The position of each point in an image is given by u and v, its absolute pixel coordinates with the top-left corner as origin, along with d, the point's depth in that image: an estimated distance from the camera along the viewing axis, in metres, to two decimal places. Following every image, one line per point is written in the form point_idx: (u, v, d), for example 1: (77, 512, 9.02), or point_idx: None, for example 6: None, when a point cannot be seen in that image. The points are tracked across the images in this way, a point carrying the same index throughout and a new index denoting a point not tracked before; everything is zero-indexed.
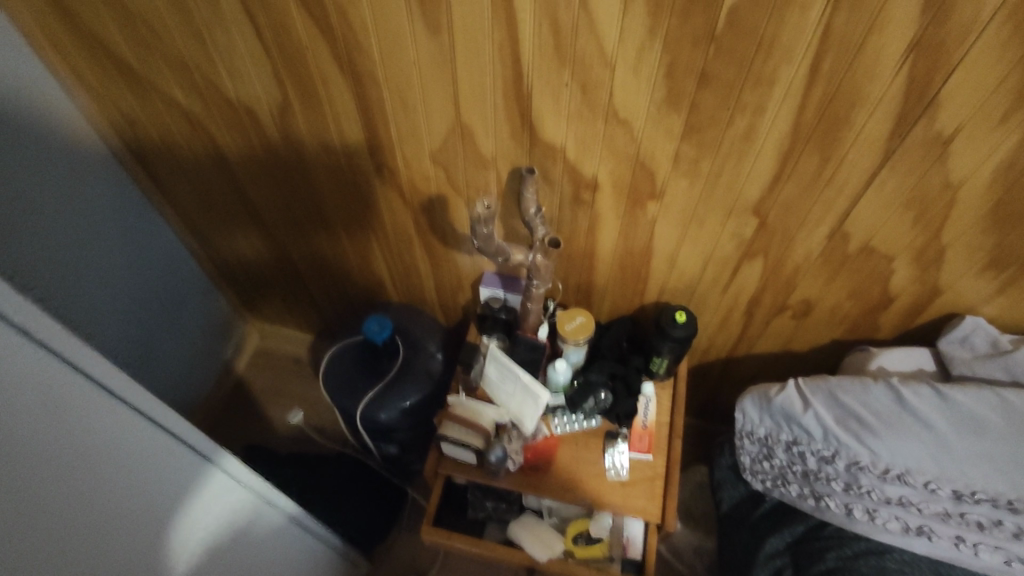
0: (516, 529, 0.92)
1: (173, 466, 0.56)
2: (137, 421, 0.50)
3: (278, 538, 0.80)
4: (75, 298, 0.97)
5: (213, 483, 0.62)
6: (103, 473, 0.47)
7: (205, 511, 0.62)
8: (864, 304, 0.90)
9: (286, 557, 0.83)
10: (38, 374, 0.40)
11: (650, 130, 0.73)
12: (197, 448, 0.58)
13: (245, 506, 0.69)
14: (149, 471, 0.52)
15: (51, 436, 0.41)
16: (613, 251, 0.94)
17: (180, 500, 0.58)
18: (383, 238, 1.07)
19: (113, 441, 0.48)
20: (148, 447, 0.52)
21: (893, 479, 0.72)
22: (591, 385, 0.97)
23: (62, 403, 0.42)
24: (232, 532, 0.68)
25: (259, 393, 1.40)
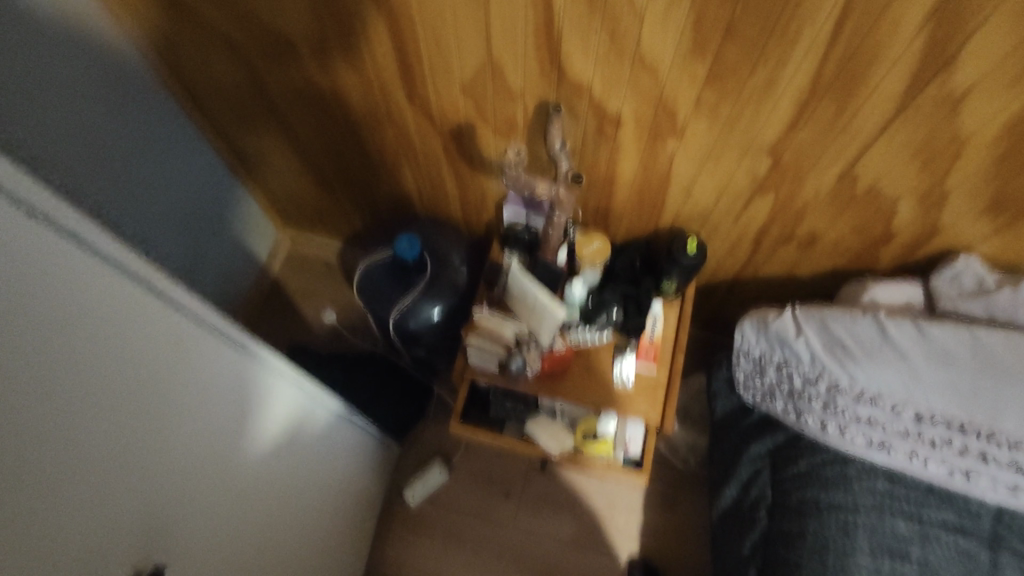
0: (532, 426, 1.05)
1: (240, 370, 0.67)
2: (210, 333, 0.61)
3: (319, 424, 0.90)
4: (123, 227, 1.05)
5: (271, 382, 0.74)
6: (191, 378, 0.58)
7: (253, 396, 0.70)
8: (866, 238, 0.95)
9: (335, 440, 0.97)
10: (136, 300, 0.50)
11: (674, 75, 0.75)
12: (255, 352, 0.70)
13: (291, 398, 0.80)
14: (197, 359, 0.59)
15: (151, 348, 0.52)
16: (633, 179, 0.98)
17: (230, 386, 0.65)
18: (412, 157, 1.11)
19: (164, 332, 0.54)
20: (219, 354, 0.63)
21: (866, 401, 0.82)
22: (604, 303, 1.04)
23: (156, 323, 0.52)
24: (293, 418, 0.81)
25: (296, 295, 1.51)
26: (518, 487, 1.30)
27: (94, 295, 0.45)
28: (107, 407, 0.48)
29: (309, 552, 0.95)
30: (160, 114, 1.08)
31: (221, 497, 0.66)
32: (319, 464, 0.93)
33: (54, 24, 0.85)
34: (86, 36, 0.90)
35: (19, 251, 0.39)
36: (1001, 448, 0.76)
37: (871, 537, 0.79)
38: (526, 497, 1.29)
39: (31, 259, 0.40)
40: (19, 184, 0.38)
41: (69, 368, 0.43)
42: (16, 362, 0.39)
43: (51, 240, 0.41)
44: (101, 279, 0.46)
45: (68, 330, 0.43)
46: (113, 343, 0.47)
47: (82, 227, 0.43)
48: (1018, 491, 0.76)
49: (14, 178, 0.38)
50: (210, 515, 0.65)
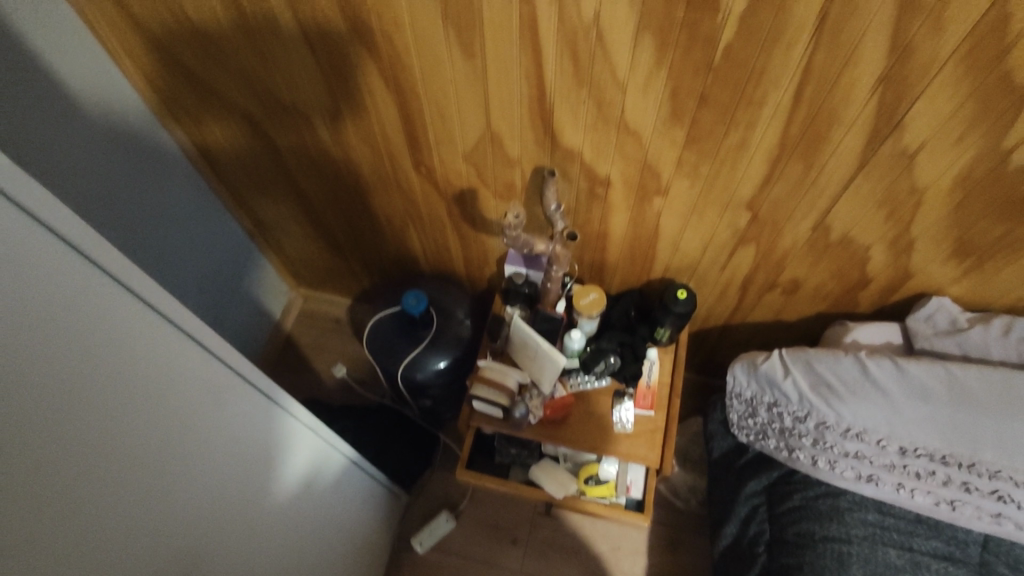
0: (536, 471, 1.09)
1: (265, 418, 0.72)
2: (241, 383, 0.66)
3: (334, 473, 0.94)
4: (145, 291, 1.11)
5: (292, 429, 0.79)
6: (222, 425, 0.63)
7: (276, 442, 0.75)
8: (845, 283, 1.02)
9: (348, 491, 1.01)
10: (180, 353, 0.56)
11: (656, 139, 0.83)
12: (279, 402, 0.75)
13: (309, 446, 0.84)
14: (229, 406, 0.64)
15: (190, 397, 0.57)
16: (624, 234, 1.05)
17: (255, 432, 0.70)
18: (419, 219, 1.19)
19: (202, 380, 0.59)
20: (247, 403, 0.68)
21: (852, 437, 0.87)
22: (602, 351, 1.10)
23: (195, 373, 0.58)
24: (310, 468, 0.85)
25: (305, 351, 1.56)
26: (524, 535, 1.31)
27: (147, 348, 0.51)
28: (150, 451, 0.53)
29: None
30: (188, 185, 1.17)
31: (243, 542, 0.70)
32: (332, 515, 0.95)
33: (95, 107, 0.94)
34: (124, 118, 1.00)
35: (95, 310, 0.45)
36: (982, 477, 0.80)
37: (865, 567, 0.82)
38: (532, 545, 1.31)
39: (102, 316, 0.46)
40: (101, 252, 0.45)
41: (123, 410, 0.49)
42: (82, 406, 0.44)
43: (120, 299, 0.48)
44: (154, 333, 0.52)
45: (124, 379, 0.49)
46: (158, 391, 0.53)
47: (145, 288, 0.50)
48: (1002, 518, 0.80)
49: (97, 248, 0.45)
50: (232, 559, 0.68)
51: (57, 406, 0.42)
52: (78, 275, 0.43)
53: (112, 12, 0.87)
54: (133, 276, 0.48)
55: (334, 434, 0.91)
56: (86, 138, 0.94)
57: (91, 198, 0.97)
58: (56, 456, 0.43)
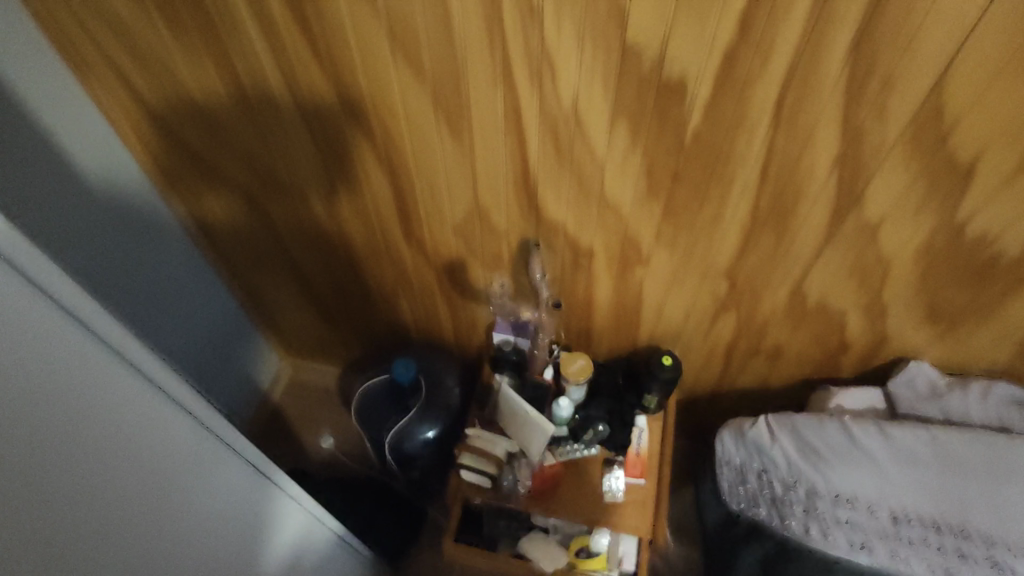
0: (525, 544, 1.07)
1: (253, 494, 0.71)
2: (232, 459, 0.65)
3: (317, 548, 0.91)
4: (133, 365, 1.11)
5: (278, 505, 0.77)
6: (202, 501, 0.62)
7: (257, 518, 0.73)
8: (826, 348, 1.04)
9: (329, 569, 0.97)
10: (172, 428, 0.55)
11: (635, 212, 0.88)
12: (270, 478, 0.73)
13: (294, 521, 0.81)
14: (212, 480, 0.63)
15: (173, 472, 0.57)
16: (609, 302, 1.08)
17: (237, 507, 0.68)
18: (409, 288, 1.21)
19: (188, 452, 0.58)
20: (235, 479, 0.67)
21: (843, 502, 0.86)
22: (590, 418, 1.12)
23: (184, 448, 0.57)
24: (293, 545, 0.83)
25: (293, 422, 1.55)
26: None
27: (139, 421, 0.51)
28: (118, 526, 0.51)
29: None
30: (184, 255, 1.20)
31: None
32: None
33: (100, 182, 0.98)
34: (125, 193, 1.03)
35: (91, 385, 0.45)
36: (976, 545, 0.79)
37: None
38: None
39: (93, 387, 0.46)
40: (105, 327, 0.45)
41: (96, 481, 0.48)
42: (53, 476, 0.44)
43: (117, 371, 0.47)
44: (150, 408, 0.52)
45: (106, 452, 0.48)
46: (142, 464, 0.52)
47: (147, 362, 0.49)
48: None
49: (102, 322, 0.44)
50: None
51: (31, 478, 0.42)
52: (76, 347, 0.43)
53: (125, 98, 0.93)
54: (141, 355, 0.49)
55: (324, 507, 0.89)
56: (85, 214, 0.97)
57: (87, 274, 0.99)
58: (15, 527, 0.41)
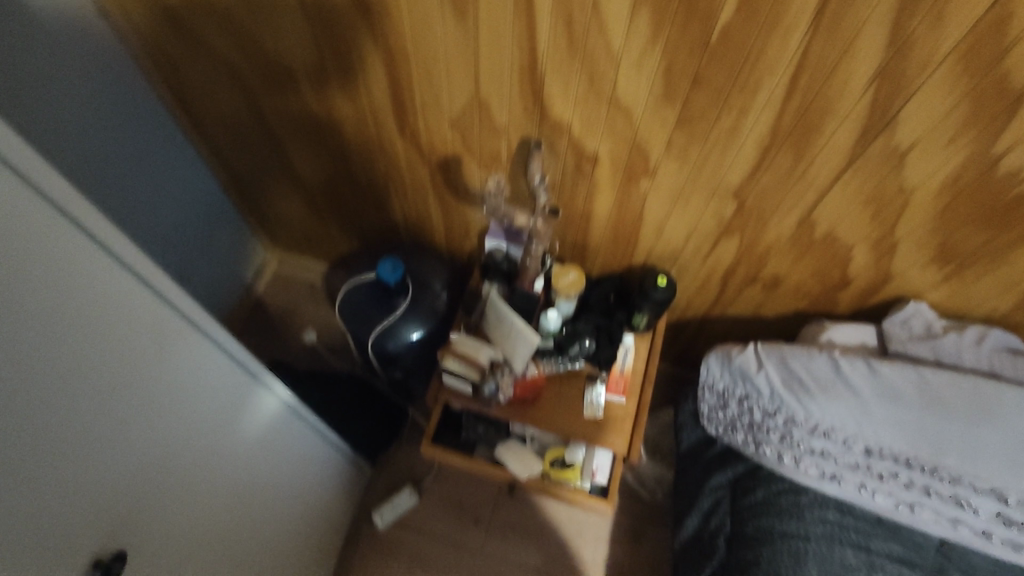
0: (502, 450, 1.08)
1: (224, 376, 0.70)
2: (198, 336, 0.64)
3: (295, 440, 0.92)
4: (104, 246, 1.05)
5: (253, 391, 0.77)
6: (172, 378, 0.61)
7: (234, 403, 0.73)
8: (826, 282, 1.01)
9: (308, 461, 0.98)
10: (127, 295, 0.53)
11: (647, 118, 0.81)
12: (240, 361, 0.73)
13: (270, 410, 0.82)
14: (183, 359, 0.62)
15: (136, 343, 0.55)
16: (609, 217, 1.03)
17: (211, 389, 0.68)
18: (400, 184, 1.15)
19: (154, 327, 0.57)
20: (204, 358, 0.65)
21: (819, 434, 0.86)
22: (577, 333, 1.09)
23: (144, 319, 0.55)
24: (270, 433, 0.83)
25: (276, 314, 1.53)
26: (486, 516, 1.32)
27: (94, 288, 0.49)
28: (85, 394, 0.50)
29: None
30: (158, 133, 1.12)
31: (187, 505, 0.67)
32: (289, 486, 0.93)
33: (65, 44, 0.89)
34: (90, 57, 0.94)
35: (27, 234, 0.43)
36: (943, 482, 0.79)
37: (820, 566, 0.80)
38: (493, 525, 1.31)
39: (39, 244, 0.44)
40: (40, 174, 0.43)
41: (60, 345, 0.47)
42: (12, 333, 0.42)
43: (61, 230, 0.45)
44: (104, 272, 0.50)
45: (60, 311, 0.46)
46: (100, 330, 0.50)
47: (93, 222, 0.48)
48: (959, 523, 0.79)
49: (36, 168, 0.42)
50: (173, 522, 0.65)
51: None
52: (12, 193, 0.41)
53: None
54: (80, 207, 0.46)
55: (299, 398, 0.89)
56: (48, 76, 0.88)
57: (52, 145, 0.91)
58: None
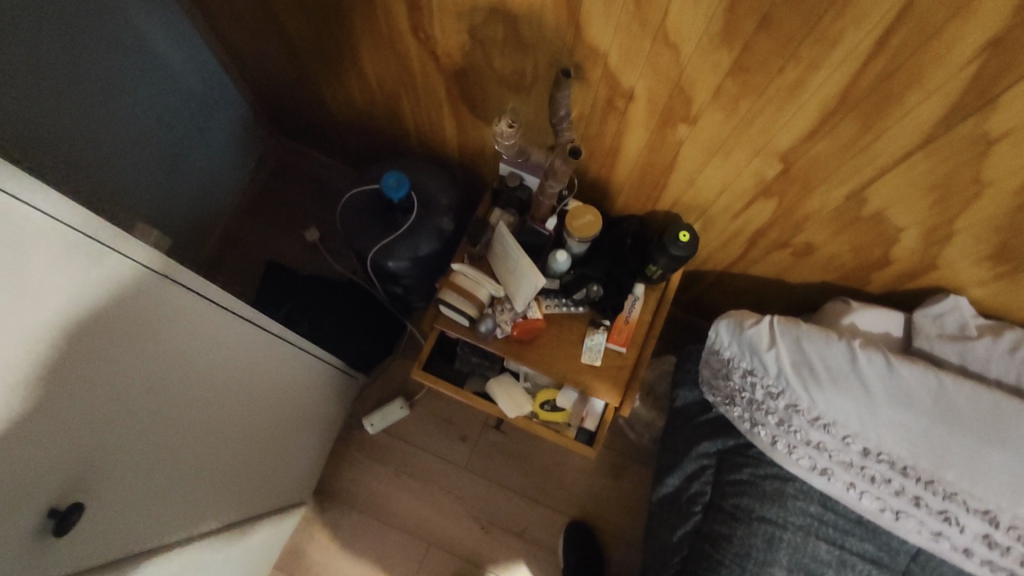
0: (493, 387, 1.07)
1: (195, 314, 0.65)
2: (163, 282, 0.59)
3: (277, 365, 0.89)
4: (83, 130, 0.97)
5: (226, 323, 0.73)
6: (146, 332, 0.57)
7: (208, 339, 0.69)
8: (862, 259, 0.92)
9: (293, 382, 0.98)
10: (70, 251, 0.47)
11: (697, 59, 0.69)
12: (214, 300, 0.69)
13: (247, 338, 0.78)
14: (149, 305, 0.57)
15: (99, 301, 0.51)
16: (637, 158, 0.93)
17: (184, 329, 0.63)
18: (412, 90, 1.04)
19: (109, 277, 0.51)
20: (177, 305, 0.62)
21: (819, 426, 0.82)
22: (585, 277, 1.04)
23: (103, 274, 0.51)
24: (252, 360, 0.81)
25: (279, 206, 1.48)
26: (474, 434, 1.35)
27: (20, 247, 0.43)
28: (39, 361, 0.46)
29: (254, 491, 0.97)
30: (139, 6, 1.00)
31: (166, 444, 0.66)
32: (272, 407, 0.93)
33: None
34: None
35: None
36: (936, 496, 0.76)
37: (791, 555, 0.81)
38: (479, 445, 1.35)
39: None
40: None
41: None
42: None
43: None
44: (31, 228, 0.44)
45: None
46: (53, 294, 0.46)
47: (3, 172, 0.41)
48: (942, 538, 0.77)
49: None
50: (154, 462, 0.64)
51: None
52: None
53: None
54: None
55: (278, 325, 0.87)
56: None
57: (25, 13, 0.82)
58: None
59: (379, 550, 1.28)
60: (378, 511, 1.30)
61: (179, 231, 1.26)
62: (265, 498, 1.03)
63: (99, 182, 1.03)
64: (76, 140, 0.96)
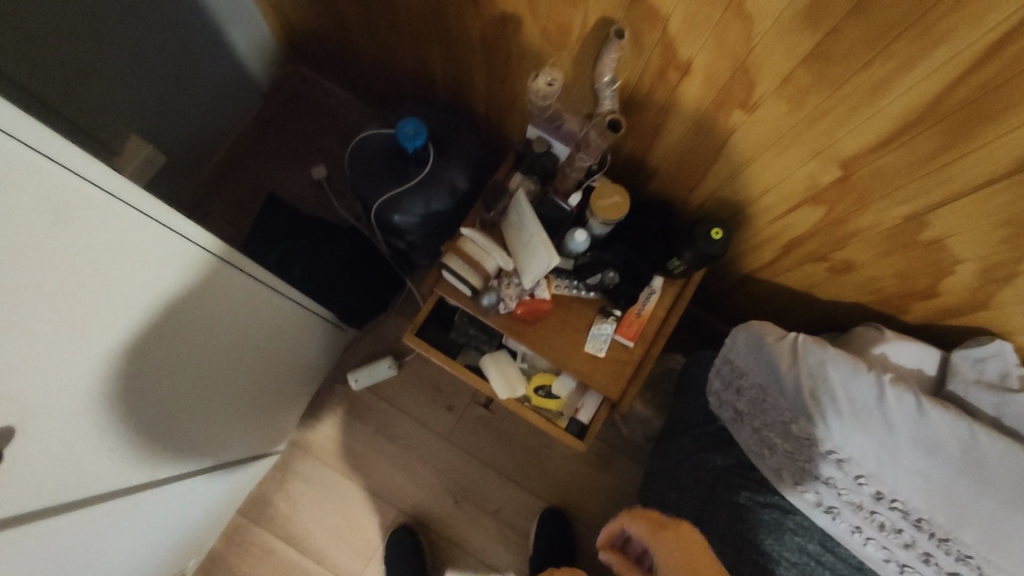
0: (486, 360, 1.01)
1: (181, 261, 0.58)
2: (150, 226, 0.52)
3: (264, 316, 0.83)
4: (87, 24, 0.89)
5: (220, 273, 0.66)
6: (128, 279, 0.52)
7: (194, 287, 0.62)
8: (905, 286, 0.84)
9: (281, 337, 0.93)
10: (43, 185, 0.40)
11: (772, 37, 0.60)
12: (217, 257, 0.64)
13: (239, 289, 0.72)
14: (127, 247, 0.50)
15: (79, 243, 0.45)
16: (680, 140, 0.85)
17: (163, 275, 0.57)
18: (444, 30, 0.95)
19: (83, 216, 0.45)
20: (169, 258, 0.56)
21: (831, 460, 0.76)
22: (602, 262, 0.97)
23: (93, 217, 0.46)
24: (238, 310, 0.74)
25: (288, 137, 1.40)
26: (460, 405, 1.30)
27: None
28: None
29: (225, 441, 0.93)
30: None
31: (134, 391, 0.61)
32: (256, 360, 0.88)
33: None
34: None
35: None
36: (947, 556, 0.71)
37: None
38: (464, 417, 1.30)
39: None
40: None
41: None
42: None
43: None
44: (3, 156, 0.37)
45: None
46: (33, 233, 0.41)
47: None
48: None
49: None
50: (116, 410, 0.60)
51: None
52: None
53: None
54: None
55: (277, 280, 0.82)
56: None
57: None
58: None
59: (348, 507, 1.25)
60: (351, 469, 1.27)
61: (175, 148, 1.19)
62: (235, 445, 0.99)
63: (97, 88, 0.95)
64: (80, 37, 0.88)
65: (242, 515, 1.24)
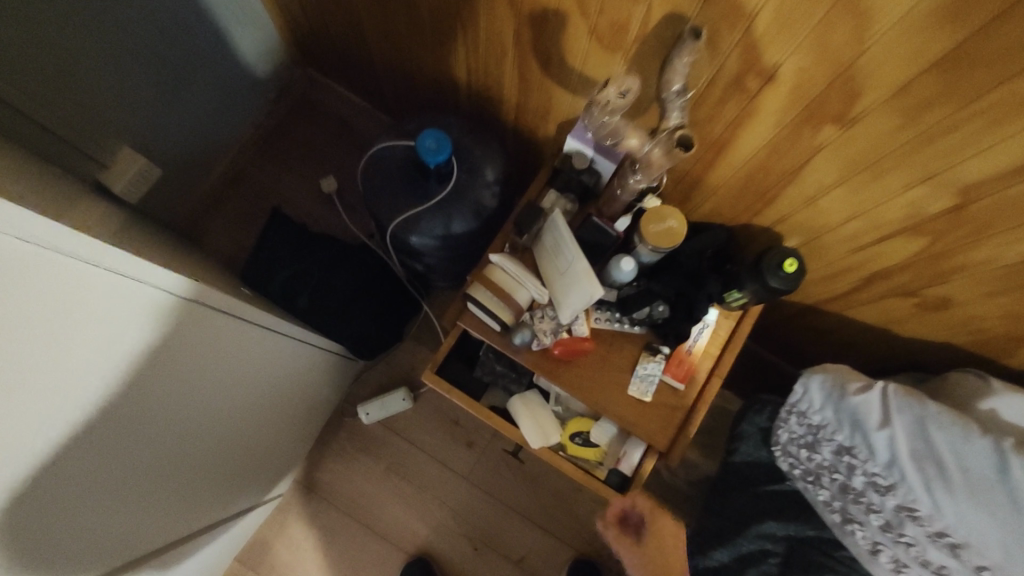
0: (516, 402, 0.89)
1: (160, 314, 0.53)
2: (112, 278, 0.47)
3: (265, 360, 0.76)
4: (80, 29, 0.79)
5: (207, 321, 0.60)
6: (103, 341, 0.47)
7: (181, 341, 0.56)
8: (1017, 330, 0.71)
9: (283, 377, 0.84)
10: None
11: (895, 36, 0.48)
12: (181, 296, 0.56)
13: (233, 333, 0.66)
14: (93, 305, 0.45)
15: (26, 305, 0.39)
16: (749, 157, 0.72)
17: (142, 333, 0.51)
18: (471, 29, 0.83)
19: (26, 276, 0.39)
20: (123, 305, 0.48)
21: (943, 544, 0.65)
22: (650, 293, 0.83)
23: (19, 267, 0.39)
24: (236, 357, 0.68)
25: (295, 147, 1.29)
26: (481, 442, 1.18)
27: None
28: None
29: (228, 492, 0.85)
30: None
31: (123, 465, 0.54)
32: (259, 406, 0.81)
33: None
34: None
35: None
36: None
37: None
38: (485, 455, 1.18)
39: None
40: None
41: None
42: None
43: None
44: None
45: None
46: None
47: None
48: None
49: None
50: (99, 488, 0.52)
51: None
52: None
53: None
54: None
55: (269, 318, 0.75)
56: None
57: None
58: None
59: (358, 555, 1.13)
60: (361, 512, 1.15)
61: (174, 163, 1.08)
62: (241, 495, 0.92)
63: (86, 98, 0.85)
64: (69, 42, 0.78)
65: (241, 562, 1.12)
